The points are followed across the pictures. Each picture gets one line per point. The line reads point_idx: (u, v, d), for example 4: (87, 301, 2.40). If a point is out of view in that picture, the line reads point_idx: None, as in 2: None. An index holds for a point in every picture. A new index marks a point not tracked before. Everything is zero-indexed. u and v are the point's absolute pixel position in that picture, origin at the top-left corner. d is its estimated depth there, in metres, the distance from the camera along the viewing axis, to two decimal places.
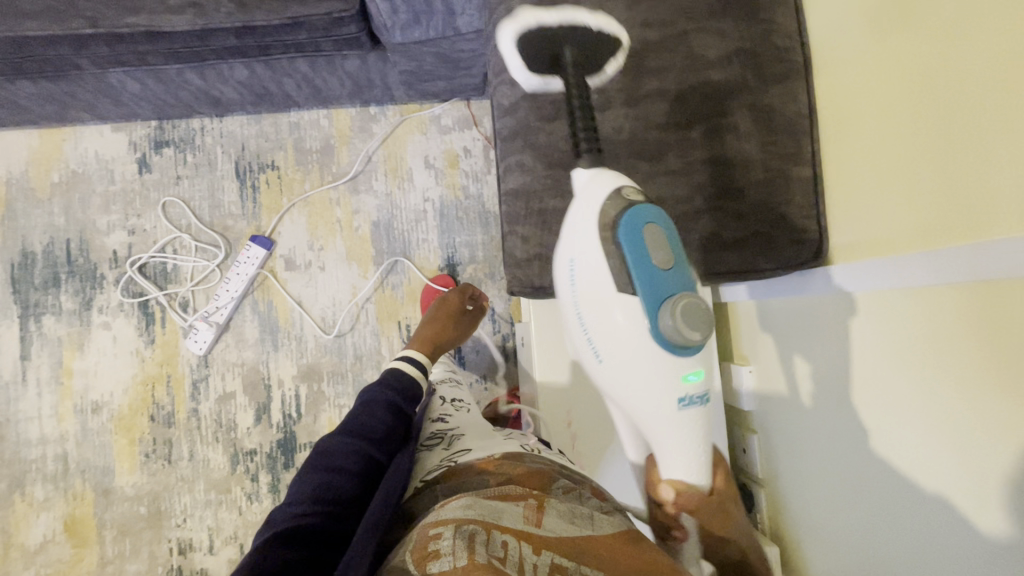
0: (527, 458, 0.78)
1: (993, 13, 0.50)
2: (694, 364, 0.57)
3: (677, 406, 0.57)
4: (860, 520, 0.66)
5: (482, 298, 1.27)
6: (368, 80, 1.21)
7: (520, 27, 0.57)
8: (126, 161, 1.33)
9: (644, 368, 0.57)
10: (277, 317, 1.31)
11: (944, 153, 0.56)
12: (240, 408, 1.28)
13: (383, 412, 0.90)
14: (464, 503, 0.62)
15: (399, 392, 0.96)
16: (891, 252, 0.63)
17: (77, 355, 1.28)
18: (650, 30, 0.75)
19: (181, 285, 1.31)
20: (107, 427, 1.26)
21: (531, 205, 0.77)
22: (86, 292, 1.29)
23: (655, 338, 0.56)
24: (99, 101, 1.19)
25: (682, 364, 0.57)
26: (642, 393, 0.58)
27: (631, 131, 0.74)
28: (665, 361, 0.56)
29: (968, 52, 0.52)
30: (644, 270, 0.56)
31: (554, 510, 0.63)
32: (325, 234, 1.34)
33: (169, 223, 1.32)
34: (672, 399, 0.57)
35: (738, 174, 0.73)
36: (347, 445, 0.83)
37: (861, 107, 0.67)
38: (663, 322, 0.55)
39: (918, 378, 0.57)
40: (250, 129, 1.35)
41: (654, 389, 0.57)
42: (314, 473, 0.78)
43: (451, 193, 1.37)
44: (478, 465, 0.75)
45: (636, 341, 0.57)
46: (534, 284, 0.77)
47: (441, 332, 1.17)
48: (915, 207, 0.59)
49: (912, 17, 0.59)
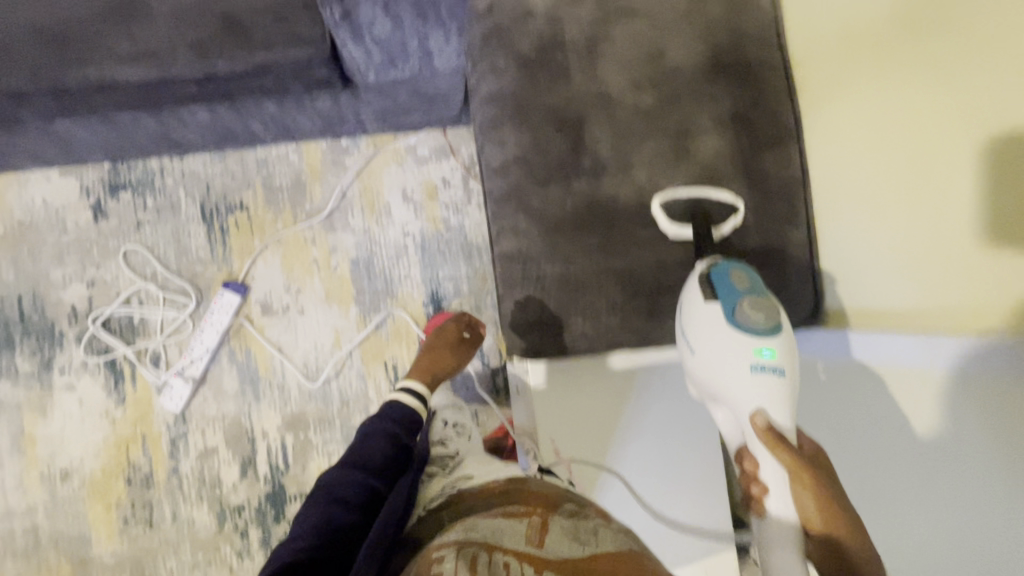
0: (532, 481, 0.75)
1: (944, 56, 0.68)
2: (771, 343, 0.62)
3: (749, 368, 0.61)
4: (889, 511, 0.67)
5: (479, 325, 1.24)
6: (339, 117, 1.14)
7: (662, 199, 0.69)
8: (78, 207, 1.24)
9: (717, 352, 0.63)
10: (257, 366, 1.26)
11: (944, 166, 0.68)
12: (224, 464, 1.23)
13: (383, 444, 0.94)
14: (468, 526, 0.63)
15: (401, 425, 0.99)
16: (927, 272, 0.71)
17: (40, 420, 1.20)
18: (644, 91, 0.72)
19: (150, 338, 1.23)
20: (79, 495, 1.19)
21: (528, 271, 0.75)
22: (44, 351, 1.21)
23: (735, 329, 0.63)
24: (45, 150, 1.10)
25: (759, 340, 0.62)
26: (718, 366, 0.63)
27: (629, 198, 0.72)
28: (742, 338, 0.62)
29: (934, 87, 0.69)
30: (727, 289, 0.64)
31: (557, 528, 0.60)
32: (301, 275, 1.29)
33: (131, 272, 1.24)
34: (745, 365, 0.61)
35: (736, 238, 0.71)
36: (347, 477, 0.87)
37: (848, 169, 0.82)
38: (743, 319, 0.62)
39: (935, 357, 0.66)
40: (213, 168, 1.28)
41: (732, 359, 0.62)
42: (319, 507, 0.83)
43: (431, 226, 1.33)
44: (483, 490, 0.74)
45: (718, 326, 0.63)
46: (534, 351, 0.75)
47: (440, 360, 1.16)
48: (937, 220, 0.69)
49: (874, 89, 0.78)
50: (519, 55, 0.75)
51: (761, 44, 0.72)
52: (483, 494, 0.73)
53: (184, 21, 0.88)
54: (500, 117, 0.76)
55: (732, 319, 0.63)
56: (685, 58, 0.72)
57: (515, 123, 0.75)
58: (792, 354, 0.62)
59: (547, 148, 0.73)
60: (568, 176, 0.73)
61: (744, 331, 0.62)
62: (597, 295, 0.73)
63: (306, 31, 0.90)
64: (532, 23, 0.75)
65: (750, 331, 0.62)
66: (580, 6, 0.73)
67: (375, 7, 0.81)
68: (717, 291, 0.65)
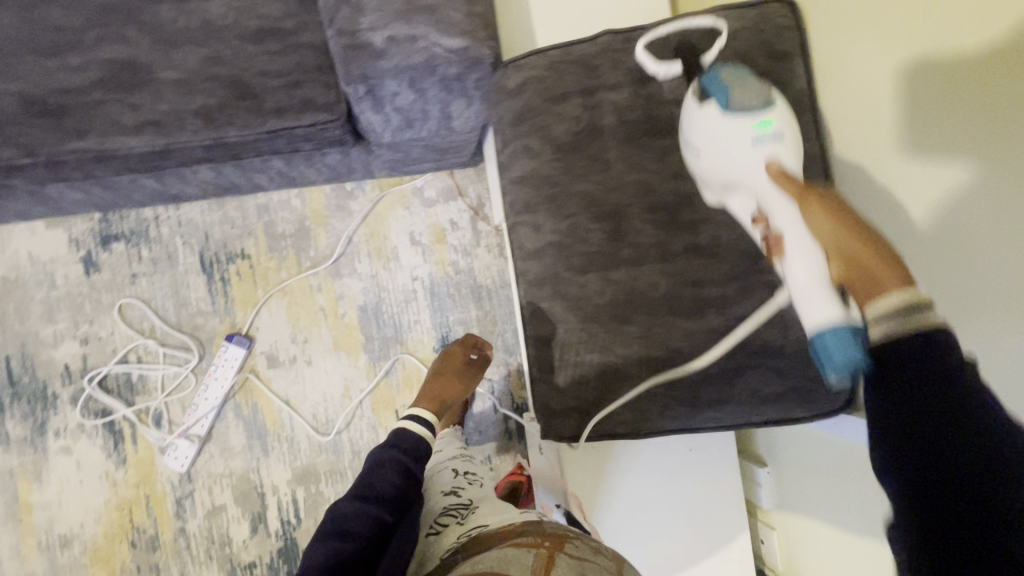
0: (545, 524, 0.72)
1: (911, 11, 0.64)
2: (766, 115, 0.63)
3: (747, 145, 0.63)
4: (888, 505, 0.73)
5: (487, 347, 1.20)
6: (349, 168, 1.09)
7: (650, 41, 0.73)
8: (69, 261, 1.19)
9: (716, 137, 0.64)
10: (264, 419, 1.21)
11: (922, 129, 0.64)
12: (233, 521, 1.19)
13: (392, 473, 0.84)
14: (474, 560, 0.64)
15: (411, 452, 0.89)
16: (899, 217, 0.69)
17: (36, 486, 1.16)
18: (682, 181, 0.74)
19: (150, 396, 1.19)
20: (81, 561, 1.15)
21: (566, 357, 0.75)
22: (37, 415, 1.16)
23: (729, 115, 0.63)
24: (33, 210, 1.04)
25: (753, 117, 0.63)
26: (719, 161, 0.65)
27: (668, 286, 0.74)
28: (735, 118, 0.63)
29: (906, 43, 0.65)
30: (716, 82, 0.65)
31: (564, 564, 0.61)
32: (308, 324, 1.24)
33: (127, 327, 1.19)
34: (745, 143, 0.63)
35: (779, 333, 0.73)
36: (357, 508, 0.78)
37: (841, 136, 0.77)
38: (735, 102, 0.63)
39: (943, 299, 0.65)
40: (212, 216, 1.23)
41: (732, 144, 0.63)
42: (327, 540, 0.75)
43: (440, 269, 1.28)
44: (500, 533, 0.70)
45: (713, 122, 0.64)
46: (571, 437, 0.76)
47: (449, 386, 1.11)
48: (915, 180, 0.66)
49: (853, 60, 0.73)
50: (553, 139, 0.76)
51: None
52: (496, 537, 0.69)
53: (191, 90, 0.84)
54: (534, 201, 0.76)
55: (729, 108, 0.63)
56: None
57: (550, 209, 0.76)
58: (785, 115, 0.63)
59: (584, 236, 0.75)
60: (607, 265, 0.74)
61: (737, 115, 0.63)
62: (637, 386, 0.73)
63: (321, 96, 0.85)
64: (566, 107, 0.76)
65: (743, 110, 0.63)
66: (617, 90, 0.75)
67: (400, 83, 0.75)
68: (708, 88, 0.65)
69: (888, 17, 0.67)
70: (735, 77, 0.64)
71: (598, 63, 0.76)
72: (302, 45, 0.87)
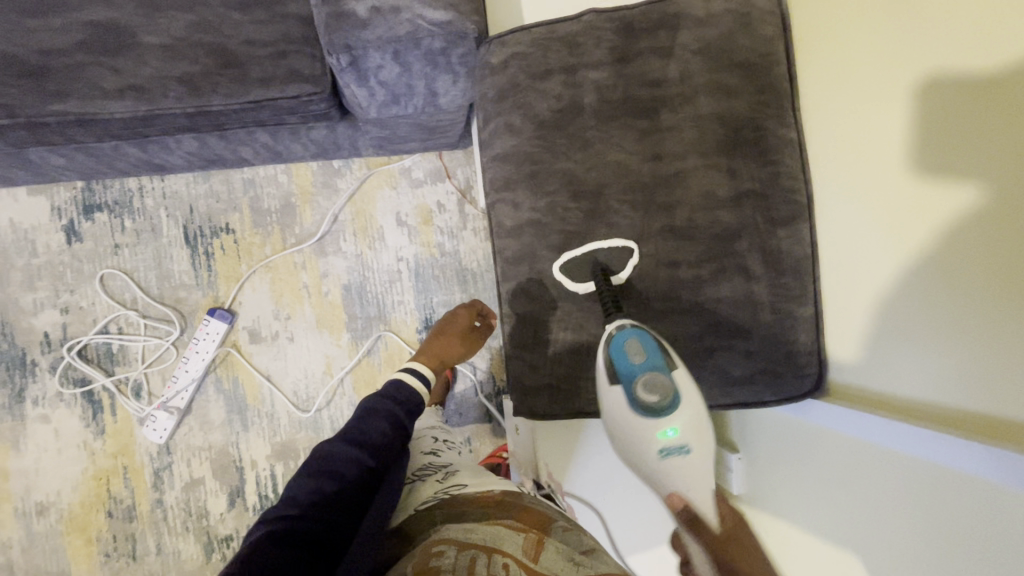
0: (527, 497, 0.73)
1: (913, 23, 0.64)
2: (674, 425, 0.71)
3: (656, 455, 0.72)
4: (868, 523, 0.66)
5: (490, 318, 1.20)
6: (335, 144, 1.09)
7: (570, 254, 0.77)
8: (51, 229, 1.19)
9: (632, 433, 0.72)
10: (245, 394, 1.22)
11: (906, 142, 0.65)
12: (211, 494, 1.19)
13: (383, 425, 0.81)
14: (466, 525, 0.65)
15: (402, 405, 0.87)
16: (886, 230, 0.68)
17: (12, 453, 1.16)
18: (659, 164, 0.76)
19: (130, 367, 1.19)
20: (57, 529, 1.16)
21: (540, 334, 0.77)
22: (16, 381, 1.17)
23: (636, 414, 0.72)
24: (15, 174, 1.04)
25: (663, 425, 0.71)
26: (632, 450, 0.74)
27: (643, 267, 0.76)
28: (646, 425, 0.71)
29: (902, 52, 0.65)
30: (628, 369, 0.71)
31: (552, 547, 0.62)
32: (291, 301, 1.24)
33: (109, 298, 1.19)
34: (656, 452, 0.72)
35: (748, 314, 0.77)
36: (344, 452, 0.75)
37: (824, 142, 0.78)
38: (644, 404, 0.70)
39: (925, 312, 0.64)
40: (197, 188, 1.23)
41: (644, 442, 0.72)
42: (310, 479, 0.71)
43: (426, 251, 1.28)
44: (478, 497, 0.70)
45: (625, 416, 0.72)
46: (544, 412, 0.78)
47: (449, 347, 1.10)
48: (901, 193, 0.65)
49: (840, 77, 0.73)
50: (535, 116, 0.77)
51: (775, 130, 0.77)
52: (477, 501, 0.70)
53: (175, 56, 0.84)
54: (514, 178, 0.78)
55: (638, 403, 0.71)
56: (700, 139, 0.76)
57: (529, 186, 0.77)
58: (692, 426, 0.71)
59: (562, 215, 0.76)
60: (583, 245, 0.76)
61: (647, 415, 0.71)
62: None
63: (307, 68, 0.84)
64: (549, 84, 0.77)
65: (649, 414, 0.71)
66: (599, 69, 0.77)
67: (384, 55, 0.75)
68: (621, 376, 0.71)
69: (883, 28, 0.67)
70: (643, 374, 0.70)
71: (581, 42, 0.77)
72: (289, 15, 0.87)
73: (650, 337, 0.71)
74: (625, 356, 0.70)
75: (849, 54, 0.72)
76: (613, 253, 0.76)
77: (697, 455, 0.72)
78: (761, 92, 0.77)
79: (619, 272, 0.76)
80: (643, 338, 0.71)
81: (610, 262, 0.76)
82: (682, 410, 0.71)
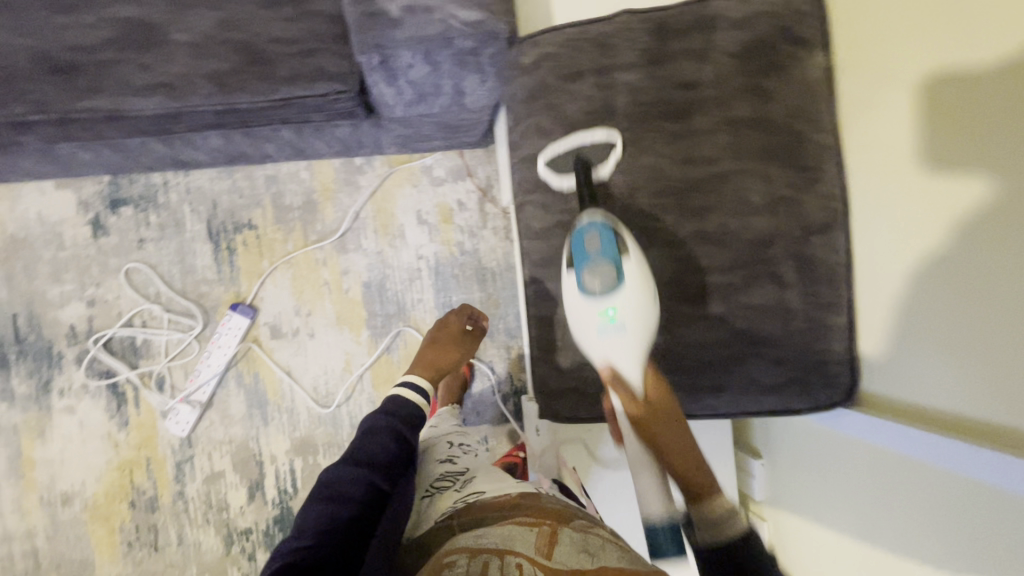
0: (543, 498, 0.72)
1: (946, 16, 0.61)
2: (613, 304, 0.68)
3: (593, 334, 0.69)
4: (916, 521, 0.67)
5: (482, 318, 1.21)
6: (358, 142, 1.09)
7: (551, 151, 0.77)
8: (78, 222, 1.20)
9: (575, 317, 0.71)
10: (265, 389, 1.23)
11: (934, 139, 0.63)
12: (232, 487, 1.21)
13: (388, 438, 0.82)
14: (477, 533, 0.65)
15: (405, 418, 0.88)
16: (915, 230, 0.66)
17: (38, 443, 1.18)
18: (691, 167, 0.75)
19: (154, 361, 1.20)
20: (81, 518, 1.17)
21: (567, 337, 0.77)
22: (42, 372, 1.18)
23: (579, 296, 0.70)
24: (44, 168, 1.05)
25: (603, 303, 0.68)
26: (575, 332, 0.72)
27: (672, 271, 0.76)
28: (585, 304, 0.69)
29: (931, 46, 0.62)
30: (580, 255, 0.70)
31: (567, 539, 0.61)
32: (312, 298, 1.25)
33: (133, 291, 1.20)
34: (593, 329, 0.69)
35: (778, 321, 0.76)
36: (351, 473, 0.75)
37: (855, 137, 0.75)
38: (587, 285, 0.69)
39: (956, 315, 0.62)
40: (220, 184, 1.23)
41: (583, 322, 0.70)
42: (319, 505, 0.71)
43: (446, 249, 1.28)
44: (493, 504, 0.70)
45: (570, 298, 0.71)
46: (568, 415, 0.78)
47: (445, 355, 1.11)
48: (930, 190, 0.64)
49: (872, 72, 0.71)
50: (565, 118, 0.76)
51: (810, 134, 0.75)
52: (492, 507, 0.70)
53: (203, 54, 0.84)
54: (543, 180, 0.77)
55: (583, 288, 0.69)
56: (732, 143, 0.75)
57: (558, 188, 0.77)
58: (632, 305, 0.68)
59: None
60: None
61: (589, 296, 0.69)
62: None
63: (335, 66, 0.84)
64: (580, 85, 0.76)
65: (591, 294, 0.69)
66: (630, 71, 0.76)
67: (415, 55, 0.74)
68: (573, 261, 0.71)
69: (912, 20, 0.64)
70: (591, 257, 0.69)
71: (613, 43, 0.76)
72: (317, 13, 0.87)
73: (607, 226, 0.70)
74: (579, 241, 0.70)
75: (880, 49, 0.69)
76: (596, 148, 0.76)
77: (634, 335, 0.68)
78: (796, 96, 0.75)
79: (600, 165, 0.76)
80: (603, 226, 0.70)
81: (595, 159, 0.76)
82: (625, 289, 0.68)
